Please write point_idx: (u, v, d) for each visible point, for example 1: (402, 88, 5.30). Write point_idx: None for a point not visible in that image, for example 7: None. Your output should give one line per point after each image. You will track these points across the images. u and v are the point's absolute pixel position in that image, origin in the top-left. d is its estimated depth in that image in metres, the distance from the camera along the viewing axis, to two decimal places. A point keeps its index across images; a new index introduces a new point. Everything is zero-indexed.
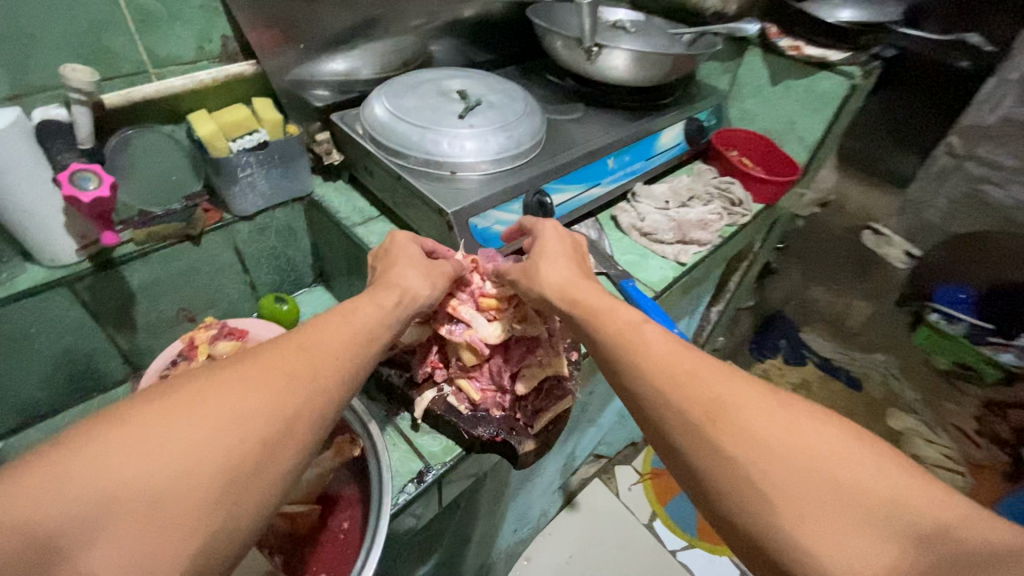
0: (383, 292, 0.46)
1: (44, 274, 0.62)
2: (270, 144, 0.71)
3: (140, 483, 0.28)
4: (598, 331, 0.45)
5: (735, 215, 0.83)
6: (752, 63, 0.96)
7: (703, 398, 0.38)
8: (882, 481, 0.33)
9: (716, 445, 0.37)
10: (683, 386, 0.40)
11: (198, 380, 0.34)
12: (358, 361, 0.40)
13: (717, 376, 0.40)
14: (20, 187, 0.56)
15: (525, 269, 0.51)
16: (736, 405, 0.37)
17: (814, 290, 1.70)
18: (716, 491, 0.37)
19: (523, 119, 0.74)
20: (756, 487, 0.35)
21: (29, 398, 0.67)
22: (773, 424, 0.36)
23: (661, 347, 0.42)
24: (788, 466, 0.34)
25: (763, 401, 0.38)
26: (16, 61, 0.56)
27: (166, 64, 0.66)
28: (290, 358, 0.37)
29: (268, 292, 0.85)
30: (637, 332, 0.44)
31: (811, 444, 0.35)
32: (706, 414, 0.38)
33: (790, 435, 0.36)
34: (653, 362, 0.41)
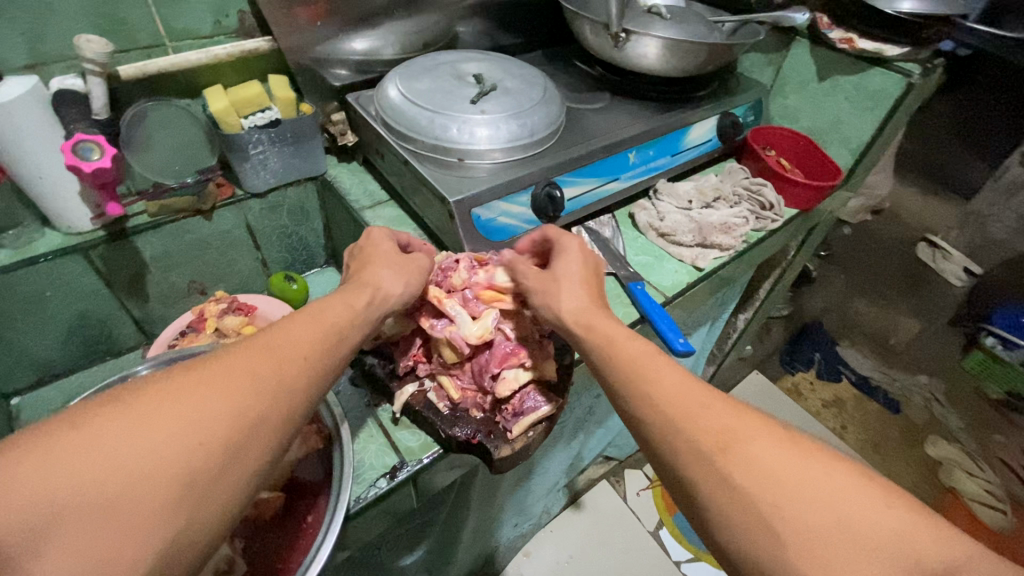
0: (355, 292, 0.45)
1: (61, 240, 0.64)
2: (282, 123, 0.70)
3: (90, 488, 0.28)
4: (613, 347, 0.43)
5: (764, 219, 0.77)
6: (798, 56, 0.89)
7: (711, 429, 0.36)
8: (895, 515, 0.31)
9: (723, 476, 0.34)
10: (692, 416, 0.37)
11: (156, 381, 0.33)
12: (327, 362, 0.39)
13: (724, 408, 0.37)
14: (35, 153, 0.57)
15: (545, 285, 0.48)
16: (744, 436, 0.35)
17: (857, 303, 1.61)
18: (722, 527, 0.34)
19: (539, 107, 0.71)
20: (769, 523, 0.32)
21: (45, 358, 0.70)
22: (783, 455, 0.34)
23: (671, 371, 0.40)
24: (801, 502, 0.32)
25: (772, 433, 0.35)
26: (35, 30, 0.57)
27: (183, 37, 0.67)
28: (256, 358, 0.36)
29: (279, 270, 0.85)
30: (649, 361, 0.41)
31: (822, 476, 0.33)
32: (714, 441, 0.35)
33: (802, 468, 0.33)
34: (661, 384, 0.39)
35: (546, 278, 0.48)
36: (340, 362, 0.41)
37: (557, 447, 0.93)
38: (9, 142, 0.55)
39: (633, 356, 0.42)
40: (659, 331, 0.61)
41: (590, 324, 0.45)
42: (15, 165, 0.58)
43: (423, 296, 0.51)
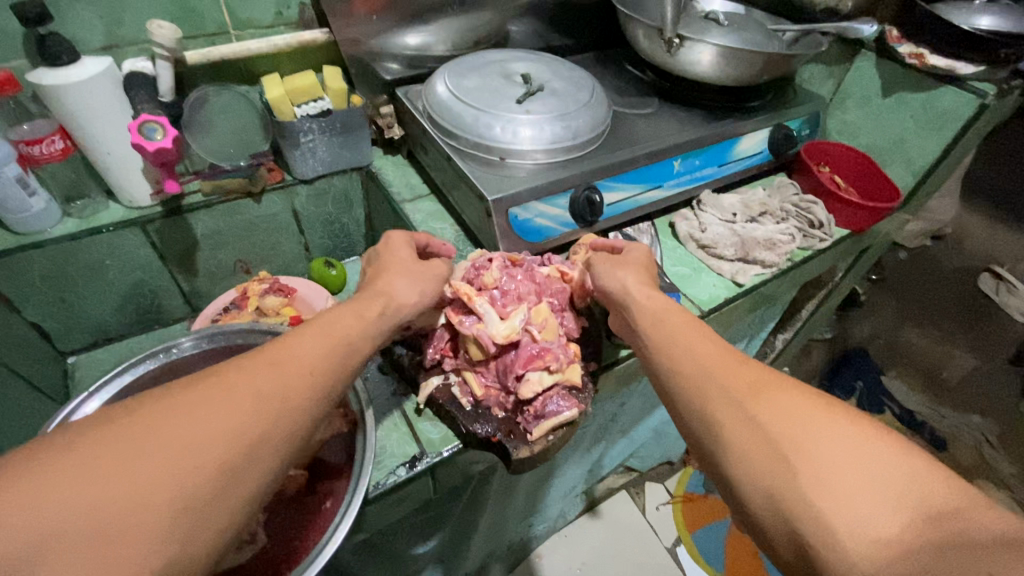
0: (366, 304, 0.44)
1: (122, 213, 0.68)
2: (332, 113, 0.72)
3: (80, 515, 0.27)
4: (665, 313, 0.45)
5: (811, 238, 0.74)
6: (863, 70, 0.85)
7: (739, 377, 0.37)
8: (906, 460, 0.31)
9: (751, 419, 0.35)
10: (723, 369, 0.38)
11: (155, 401, 0.32)
12: (332, 377, 0.38)
13: (756, 365, 0.39)
14: (105, 131, 0.61)
15: (610, 258, 0.52)
16: (775, 389, 0.36)
17: (907, 333, 1.53)
18: (740, 469, 0.34)
19: (585, 109, 0.70)
20: (787, 459, 0.32)
21: (102, 322, 0.75)
22: (810, 405, 0.34)
23: (710, 341, 0.41)
24: (818, 441, 0.32)
25: (800, 387, 0.36)
26: (113, 14, 0.61)
27: (245, 26, 0.70)
28: (260, 374, 0.35)
29: (320, 255, 0.88)
30: (686, 321, 0.44)
31: (842, 423, 0.33)
32: (748, 390, 0.36)
33: (827, 417, 0.34)
34: (698, 344, 0.41)
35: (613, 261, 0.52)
36: (347, 377, 0.39)
37: (577, 453, 0.92)
38: (82, 117, 0.60)
39: (671, 320, 0.44)
40: None
41: (651, 291, 0.48)
42: (86, 141, 0.62)
43: (453, 292, 0.51)
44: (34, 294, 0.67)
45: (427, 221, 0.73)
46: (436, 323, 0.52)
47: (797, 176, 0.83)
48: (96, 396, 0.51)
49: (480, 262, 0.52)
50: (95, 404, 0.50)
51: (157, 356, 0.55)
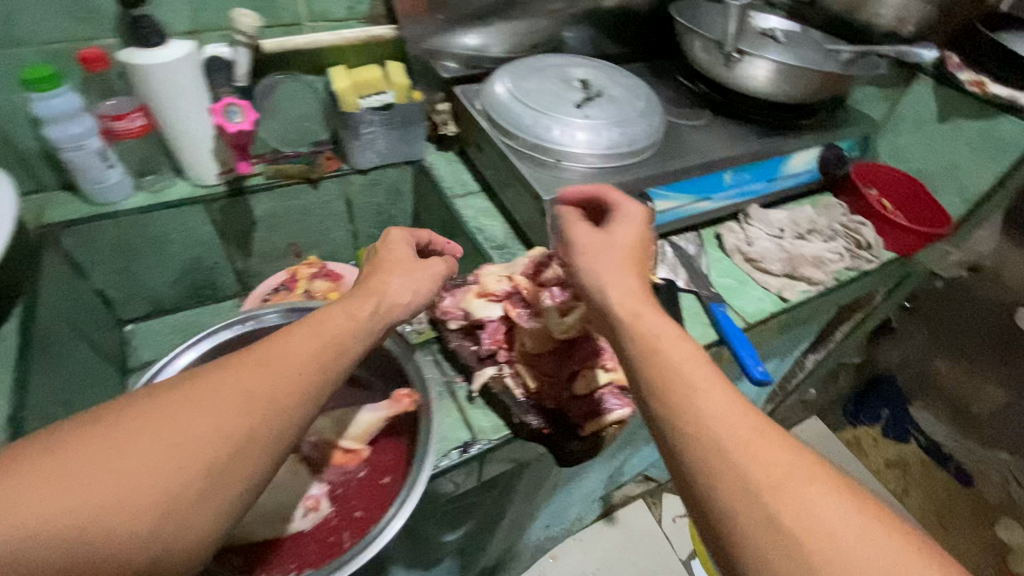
0: (359, 302, 0.43)
1: (189, 190, 0.72)
2: (394, 107, 0.74)
3: (63, 513, 0.28)
4: (662, 346, 0.38)
5: (859, 259, 0.74)
6: (920, 95, 0.84)
7: (767, 461, 0.33)
8: None
9: (771, 516, 0.31)
10: (747, 448, 0.33)
11: (144, 402, 0.33)
12: (323, 378, 0.38)
13: (785, 443, 0.34)
14: (184, 112, 0.65)
15: (596, 249, 0.44)
16: (800, 477, 0.32)
17: (936, 364, 1.45)
18: (757, 569, 0.31)
19: (642, 118, 0.72)
20: (814, 571, 0.29)
21: (159, 294, 0.78)
22: (847, 509, 0.31)
23: (725, 394, 0.36)
24: (854, 561, 0.29)
25: (836, 483, 0.33)
26: (200, 0, 0.64)
27: (320, 19, 0.72)
28: (246, 377, 0.35)
29: (367, 244, 0.90)
30: (699, 367, 0.37)
31: (883, 540, 0.30)
32: (770, 482, 0.32)
33: (860, 521, 0.31)
34: (720, 406, 0.35)
35: (599, 245, 0.44)
36: (338, 377, 0.39)
37: (603, 456, 0.93)
38: (167, 98, 0.63)
39: (681, 359, 0.38)
40: (738, 358, 0.61)
41: (643, 312, 0.40)
42: (165, 119, 0.65)
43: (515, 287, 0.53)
44: (102, 261, 0.70)
45: (477, 217, 0.75)
46: (492, 314, 0.53)
47: (844, 197, 0.83)
48: (184, 353, 0.55)
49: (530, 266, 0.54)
50: (185, 359, 0.55)
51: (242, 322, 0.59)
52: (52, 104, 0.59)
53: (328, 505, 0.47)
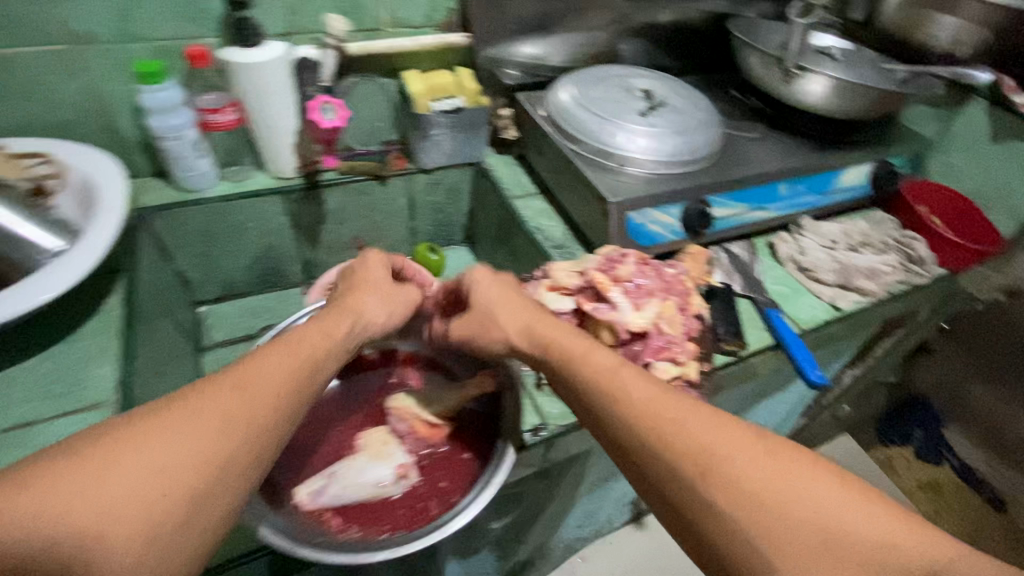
0: (331, 322, 0.48)
1: (268, 182, 0.76)
2: (463, 111, 0.77)
3: (69, 536, 0.30)
4: (583, 363, 0.45)
5: (912, 273, 0.74)
6: (973, 116, 0.85)
7: (697, 451, 0.37)
8: (876, 526, 0.33)
9: (708, 498, 0.36)
10: (676, 444, 0.38)
11: (122, 429, 0.35)
12: (298, 392, 0.42)
13: (713, 431, 0.38)
14: (273, 108, 0.69)
15: (483, 321, 0.51)
16: (727, 454, 0.37)
17: (973, 389, 1.31)
18: (709, 542, 0.36)
19: (702, 128, 0.75)
20: (758, 548, 0.34)
21: (231, 279, 0.83)
22: (777, 478, 0.35)
23: (645, 388, 0.42)
24: (783, 518, 0.34)
25: (763, 454, 0.37)
26: (295, 5, 0.68)
27: (399, 25, 0.76)
28: (226, 398, 0.38)
29: (423, 241, 0.94)
30: (620, 380, 0.43)
31: (814, 495, 0.35)
32: (702, 472, 0.36)
33: (787, 481, 0.35)
34: (658, 414, 0.40)
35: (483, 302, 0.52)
36: (310, 392, 0.43)
37: None
38: (259, 95, 0.67)
39: (602, 377, 0.43)
40: (795, 361, 0.63)
41: (557, 346, 0.47)
42: (254, 115, 0.70)
43: (588, 280, 0.55)
44: (185, 245, 0.75)
45: (537, 218, 0.78)
46: (564, 307, 0.55)
47: (896, 212, 0.84)
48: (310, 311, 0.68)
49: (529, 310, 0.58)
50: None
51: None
52: (157, 96, 0.64)
53: (415, 475, 0.51)
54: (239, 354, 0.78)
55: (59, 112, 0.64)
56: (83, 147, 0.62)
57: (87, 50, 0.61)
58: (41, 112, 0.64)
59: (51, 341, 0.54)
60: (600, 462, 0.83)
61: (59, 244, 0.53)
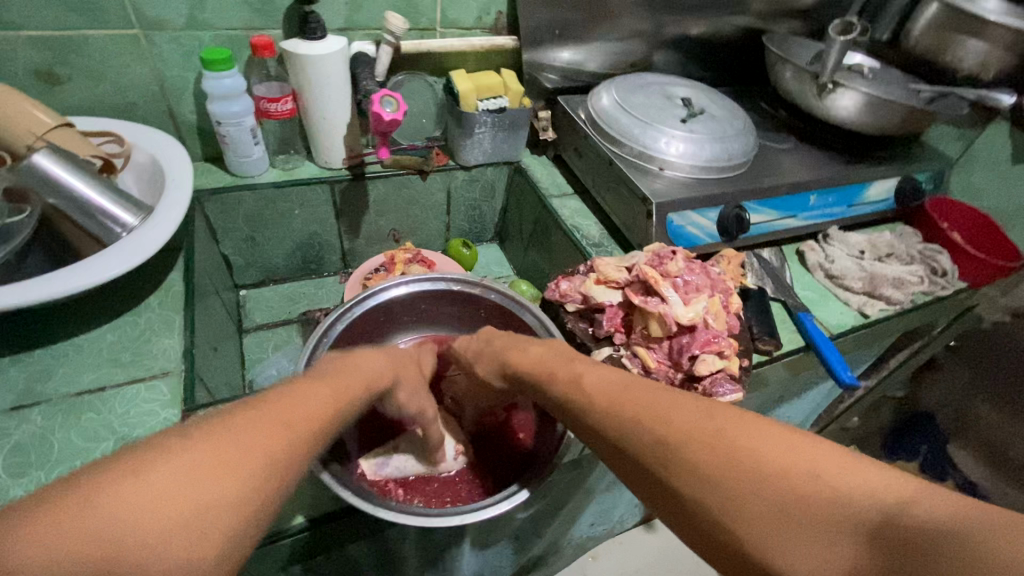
0: (368, 358, 0.45)
1: (317, 171, 0.79)
2: (506, 110, 0.80)
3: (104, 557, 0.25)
4: (552, 372, 0.43)
5: (935, 285, 0.77)
6: (994, 137, 0.89)
7: (649, 439, 0.34)
8: (835, 475, 0.29)
9: (670, 488, 0.33)
10: (630, 431, 0.35)
11: (169, 442, 0.29)
12: (334, 416, 0.37)
13: (658, 411, 0.35)
14: (329, 100, 0.71)
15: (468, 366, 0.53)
16: (677, 437, 0.33)
17: (977, 407, 1.37)
18: (691, 532, 0.32)
19: (739, 136, 0.78)
20: (726, 528, 0.30)
21: (273, 264, 0.85)
22: (721, 442, 0.32)
23: (599, 384, 0.40)
24: (737, 486, 0.30)
25: (704, 421, 0.34)
26: (356, 2, 0.71)
27: (451, 25, 0.79)
28: (276, 417, 0.34)
29: (457, 236, 0.96)
30: (576, 382, 0.41)
31: (765, 450, 0.31)
32: (654, 457, 0.34)
33: (738, 446, 0.31)
34: (612, 406, 0.37)
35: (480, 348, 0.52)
36: (344, 420, 0.38)
37: None
38: (318, 86, 0.70)
39: (565, 377, 0.42)
40: (826, 362, 0.65)
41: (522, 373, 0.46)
42: (311, 105, 0.72)
43: (637, 274, 0.57)
44: (233, 229, 0.77)
45: (574, 217, 0.80)
46: (613, 300, 0.58)
47: (918, 226, 0.87)
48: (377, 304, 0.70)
49: (578, 306, 0.60)
50: (399, 291, 0.63)
51: (458, 282, 0.64)
52: (221, 83, 0.66)
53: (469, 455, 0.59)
54: (279, 338, 0.80)
55: (126, 94, 0.67)
56: (152, 133, 0.65)
57: (159, 35, 0.64)
58: (109, 93, 0.66)
59: (117, 312, 0.56)
60: None
61: (132, 220, 0.53)
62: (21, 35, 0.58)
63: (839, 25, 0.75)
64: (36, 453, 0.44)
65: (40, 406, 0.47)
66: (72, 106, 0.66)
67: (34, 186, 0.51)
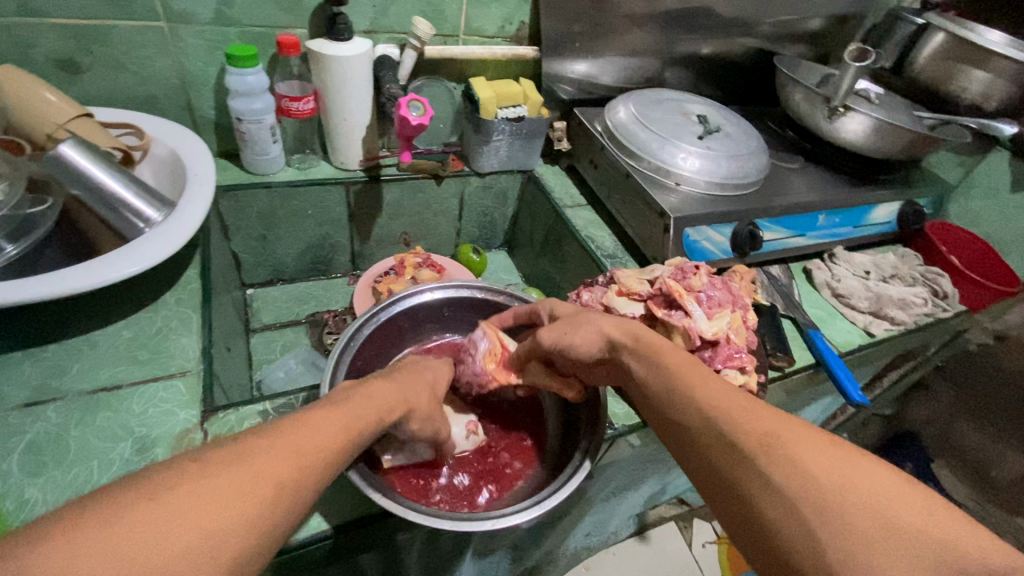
0: (382, 389, 0.43)
1: (333, 171, 0.78)
2: (524, 120, 0.81)
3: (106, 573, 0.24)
4: (660, 357, 0.42)
5: (938, 306, 0.79)
6: (995, 165, 0.92)
7: (756, 431, 0.35)
8: (938, 524, 0.30)
9: (762, 476, 0.33)
10: (739, 420, 0.36)
11: (190, 464, 0.29)
12: (341, 451, 0.36)
13: (769, 415, 0.36)
14: (350, 102, 0.71)
15: (560, 329, 0.49)
16: (790, 440, 0.34)
17: (959, 425, 1.35)
18: (755, 525, 0.33)
19: (753, 155, 0.79)
20: (812, 531, 0.30)
21: (282, 263, 0.84)
22: (830, 459, 0.33)
23: (711, 378, 0.40)
24: (839, 497, 0.31)
25: (815, 436, 0.34)
26: (384, 6, 0.71)
27: (473, 33, 0.79)
28: (287, 442, 0.33)
29: (466, 241, 0.96)
30: (687, 368, 0.41)
31: (869, 480, 0.32)
32: (757, 446, 0.34)
33: (848, 467, 0.32)
34: (722, 395, 0.38)
35: (569, 322, 0.49)
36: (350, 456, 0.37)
37: (662, 470, 0.97)
38: (340, 87, 0.69)
39: (674, 365, 0.41)
40: (837, 380, 0.66)
41: (624, 350, 0.45)
42: (331, 107, 0.72)
43: (660, 288, 0.57)
44: (246, 227, 0.76)
45: (589, 227, 0.81)
46: (634, 311, 0.58)
47: (920, 249, 0.89)
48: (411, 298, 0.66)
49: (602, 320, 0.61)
50: (431, 295, 0.64)
51: (482, 290, 0.65)
52: (244, 79, 0.65)
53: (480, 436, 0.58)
54: (287, 339, 0.79)
55: (146, 87, 0.66)
56: (173, 127, 0.64)
57: (184, 29, 0.63)
58: (130, 84, 0.65)
59: (132, 309, 0.55)
60: (627, 470, 0.86)
61: (156, 215, 0.52)
62: (47, 22, 0.57)
63: (855, 51, 0.77)
64: (52, 451, 0.42)
65: (55, 403, 0.46)
66: (91, 96, 0.65)
67: (60, 176, 0.50)
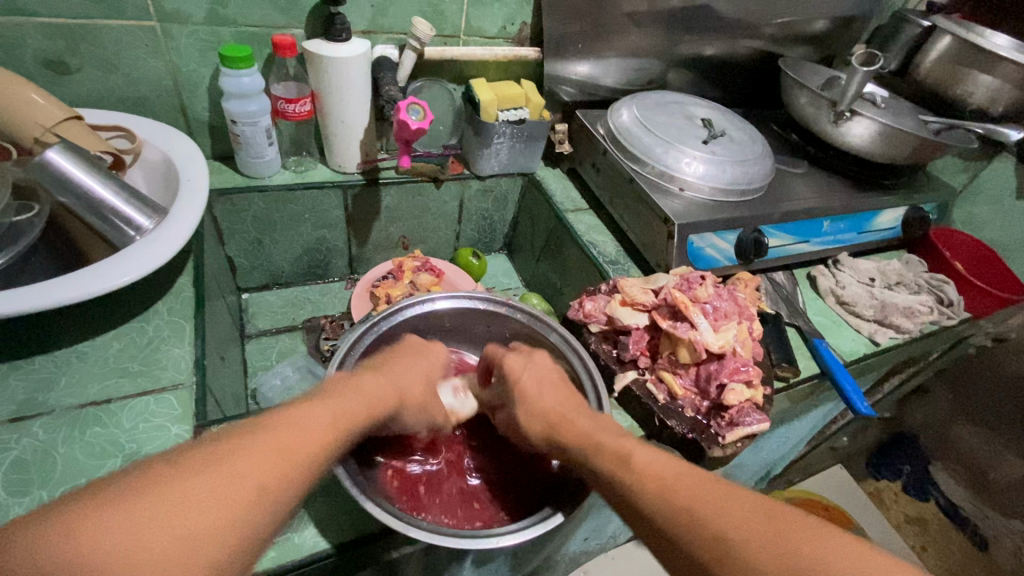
0: (371, 381, 0.43)
1: (330, 175, 0.77)
2: (526, 122, 0.79)
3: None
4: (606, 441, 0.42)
5: (943, 314, 0.78)
6: (1001, 171, 0.91)
7: (707, 534, 0.33)
8: None
9: (743, 568, 0.32)
10: (688, 519, 0.34)
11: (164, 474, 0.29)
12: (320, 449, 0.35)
13: (715, 503, 0.35)
14: (347, 104, 0.69)
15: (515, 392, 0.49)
16: (740, 540, 0.32)
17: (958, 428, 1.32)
18: None
19: (758, 159, 0.78)
20: None
21: (278, 267, 0.83)
22: (780, 556, 0.31)
23: (658, 462, 0.38)
24: None
25: (759, 525, 0.33)
26: (383, 6, 0.70)
27: (474, 34, 0.78)
28: (264, 451, 0.32)
29: (466, 244, 0.94)
30: (630, 458, 0.39)
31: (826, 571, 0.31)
32: (710, 552, 0.33)
33: (828, 564, 0.31)
34: (674, 484, 0.36)
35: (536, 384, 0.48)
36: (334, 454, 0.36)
37: None
38: (337, 89, 0.68)
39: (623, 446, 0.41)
40: (841, 391, 0.64)
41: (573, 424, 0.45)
42: (328, 108, 0.70)
43: (665, 298, 0.57)
44: (240, 231, 0.75)
45: (589, 232, 0.79)
46: (638, 322, 0.58)
47: (926, 255, 0.88)
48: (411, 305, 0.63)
49: (602, 326, 0.60)
50: (433, 305, 0.63)
51: (484, 300, 0.64)
52: (239, 81, 0.63)
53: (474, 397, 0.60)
54: (282, 345, 0.77)
55: (137, 87, 0.64)
56: (164, 129, 0.62)
57: (177, 29, 0.61)
58: (120, 86, 0.63)
59: (122, 318, 0.53)
60: None
61: (146, 223, 0.51)
62: (34, 21, 0.56)
63: (862, 55, 0.76)
64: (38, 469, 0.41)
65: (42, 418, 0.44)
66: (80, 97, 0.63)
67: (46, 183, 0.49)
